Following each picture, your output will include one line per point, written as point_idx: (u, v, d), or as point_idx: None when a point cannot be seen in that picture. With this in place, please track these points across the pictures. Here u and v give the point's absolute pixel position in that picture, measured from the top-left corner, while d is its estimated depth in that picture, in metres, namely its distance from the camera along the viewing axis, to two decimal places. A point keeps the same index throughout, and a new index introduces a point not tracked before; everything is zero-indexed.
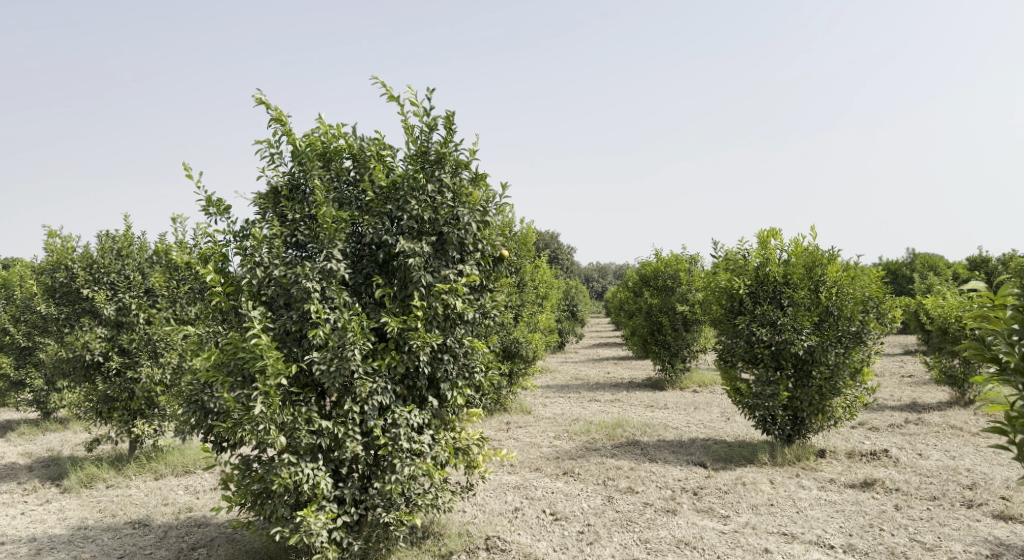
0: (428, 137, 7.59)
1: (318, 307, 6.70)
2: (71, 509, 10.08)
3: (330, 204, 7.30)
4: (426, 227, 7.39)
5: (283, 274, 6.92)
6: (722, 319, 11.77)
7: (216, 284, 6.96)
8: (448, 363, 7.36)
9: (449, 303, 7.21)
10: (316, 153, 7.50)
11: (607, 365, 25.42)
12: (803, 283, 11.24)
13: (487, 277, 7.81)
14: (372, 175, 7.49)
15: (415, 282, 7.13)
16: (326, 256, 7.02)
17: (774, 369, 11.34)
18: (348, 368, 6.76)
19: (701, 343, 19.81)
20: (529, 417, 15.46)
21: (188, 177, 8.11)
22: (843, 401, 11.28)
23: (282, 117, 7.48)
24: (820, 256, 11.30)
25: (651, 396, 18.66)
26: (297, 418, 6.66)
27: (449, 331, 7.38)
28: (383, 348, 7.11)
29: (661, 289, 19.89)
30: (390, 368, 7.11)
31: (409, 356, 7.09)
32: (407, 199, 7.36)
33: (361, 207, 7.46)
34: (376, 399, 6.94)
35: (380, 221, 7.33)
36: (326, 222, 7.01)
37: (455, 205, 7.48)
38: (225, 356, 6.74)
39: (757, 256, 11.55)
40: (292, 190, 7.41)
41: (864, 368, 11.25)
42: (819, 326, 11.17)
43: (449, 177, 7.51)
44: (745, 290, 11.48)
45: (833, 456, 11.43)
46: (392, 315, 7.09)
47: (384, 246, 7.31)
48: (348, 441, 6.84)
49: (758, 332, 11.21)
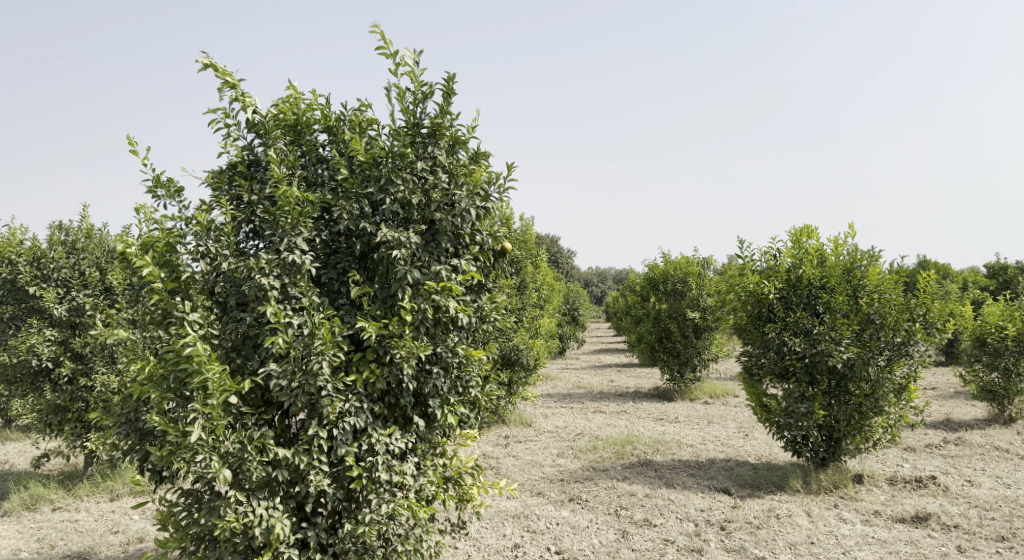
0: (420, 106, 6.27)
1: (275, 307, 5.40)
2: (5, 538, 8.79)
3: (296, 185, 6.01)
4: (414, 213, 6.10)
5: (235, 268, 5.61)
6: (748, 327, 10.53)
7: (155, 280, 5.63)
8: (438, 377, 6.12)
9: (440, 305, 5.95)
10: (283, 124, 6.23)
11: (611, 373, 24.12)
12: (841, 287, 9.99)
13: (485, 274, 6.55)
14: (349, 151, 6.19)
15: (399, 279, 5.85)
16: (288, 247, 5.71)
17: (807, 384, 10.08)
18: (313, 384, 5.45)
19: (713, 351, 18.54)
20: (530, 431, 14.18)
21: (132, 152, 6.83)
22: (885, 421, 10.06)
23: (235, 81, 6.20)
24: (861, 258, 10.08)
25: (660, 409, 17.39)
26: (248, 447, 5.34)
27: (438, 339, 6.15)
28: (359, 359, 5.82)
29: (670, 293, 18.60)
30: (367, 384, 5.83)
31: (391, 368, 5.82)
32: (391, 179, 6.06)
33: (336, 190, 6.17)
34: (347, 422, 5.63)
35: (357, 205, 6.03)
36: (291, 207, 5.71)
37: (449, 187, 6.19)
38: (163, 368, 5.45)
39: (791, 255, 10.31)
40: (250, 169, 6.11)
41: (910, 385, 10.01)
42: (859, 336, 9.95)
43: (443, 154, 6.21)
44: (775, 294, 10.20)
45: (873, 482, 10.18)
46: (369, 319, 5.82)
47: (363, 236, 6.02)
48: (313, 475, 5.56)
49: (790, 342, 9.96)
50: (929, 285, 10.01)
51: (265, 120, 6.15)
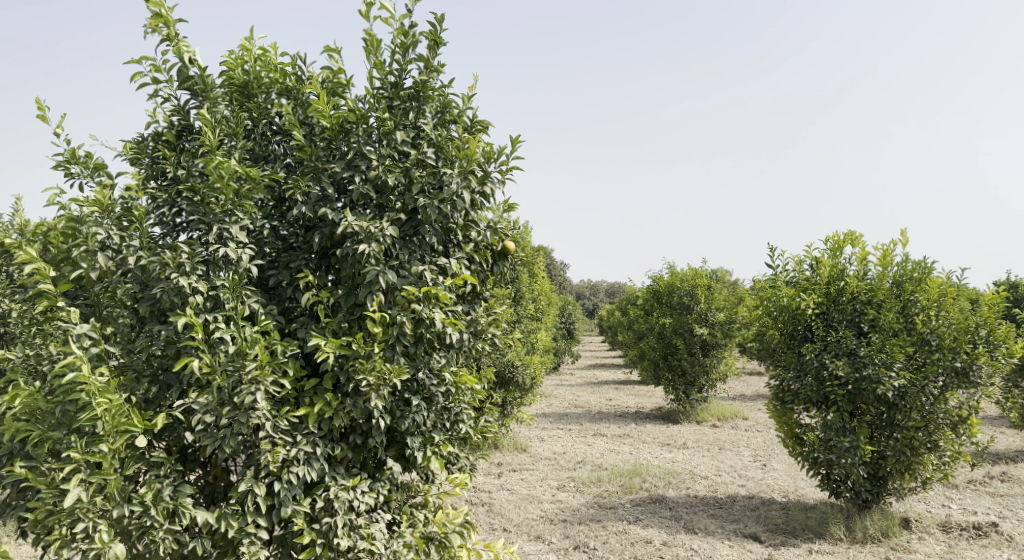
0: (403, 60, 4.84)
1: (192, 318, 3.96)
2: None
3: (238, 158, 4.55)
4: (390, 199, 4.69)
5: (145, 262, 4.13)
6: (782, 348, 9.18)
7: (43, 279, 4.13)
8: (418, 410, 4.80)
9: (422, 318, 4.56)
10: (228, 84, 4.82)
11: (608, 390, 22.67)
12: (891, 304, 8.64)
13: (480, 280, 5.18)
14: (308, 115, 4.73)
15: (367, 284, 4.46)
16: (219, 238, 4.27)
17: (849, 415, 8.72)
18: (246, 423, 4.04)
19: (722, 370, 17.12)
20: (526, 458, 12.73)
21: (39, 115, 5.04)
22: (940, 460, 8.68)
23: (169, 17, 4.70)
24: (912, 269, 8.75)
25: (666, 432, 15.99)
26: (154, 510, 3.93)
27: (418, 362, 4.78)
28: (313, 388, 4.42)
29: (675, 307, 17.19)
30: (325, 421, 4.44)
31: (355, 400, 4.44)
32: (361, 152, 4.63)
33: (291, 168, 4.73)
34: (294, 472, 4.24)
35: (316, 186, 4.58)
36: (224, 183, 4.26)
37: (437, 163, 4.75)
38: (43, 401, 3.99)
39: (831, 266, 8.95)
40: (178, 137, 4.63)
41: (972, 418, 8.63)
42: (911, 360, 8.57)
43: (429, 123, 4.77)
44: (813, 310, 8.85)
45: (923, 528, 8.81)
46: (328, 335, 4.43)
47: (324, 226, 4.60)
48: (247, 544, 4.16)
49: (831, 365, 8.57)
50: (992, 300, 8.66)
51: (203, 74, 4.71)
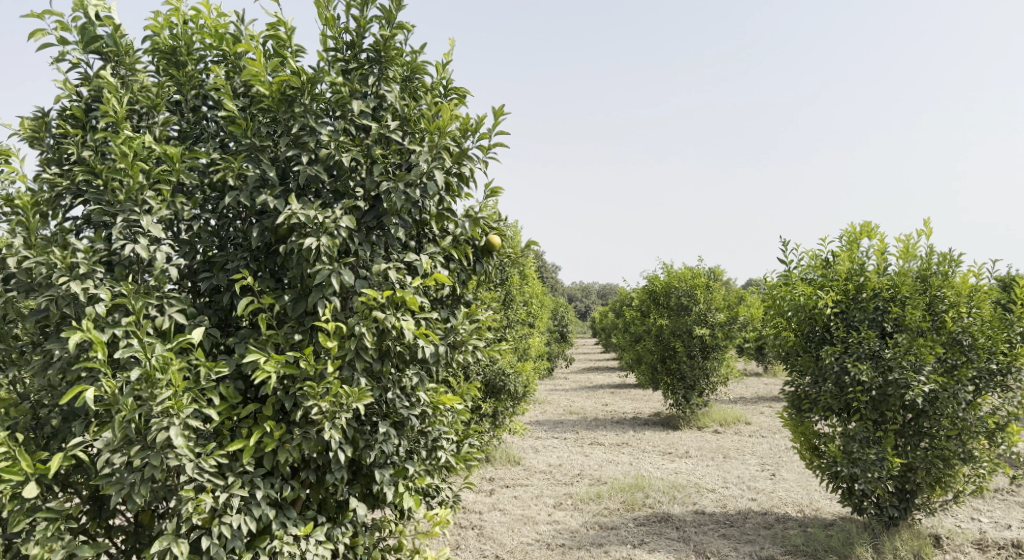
0: (362, 15, 3.99)
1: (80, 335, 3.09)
2: None
3: (159, 135, 3.70)
4: (347, 184, 3.86)
5: (30, 265, 3.28)
6: (798, 351, 8.39)
7: None
8: (386, 439, 3.98)
9: (387, 328, 3.73)
10: (151, 49, 3.95)
11: (604, 395, 21.84)
12: (917, 300, 7.83)
13: (461, 280, 4.35)
14: (246, 83, 3.88)
15: (318, 288, 3.64)
16: (127, 234, 3.42)
17: (874, 424, 7.91)
18: (159, 464, 3.20)
19: (723, 373, 16.31)
20: (520, 472, 11.87)
21: None
22: (975, 471, 7.89)
23: None
24: (940, 262, 7.94)
25: (666, 440, 15.17)
26: None
27: (385, 381, 3.95)
28: (253, 416, 3.59)
29: (673, 308, 16.38)
30: (268, 457, 3.61)
31: (304, 431, 3.60)
32: (310, 126, 3.78)
33: (226, 147, 3.88)
34: (227, 522, 3.41)
35: (255, 168, 3.73)
36: (132, 164, 3.41)
37: (403, 139, 3.91)
38: None
39: (849, 261, 8.14)
40: (87, 111, 3.76)
41: (1010, 424, 7.84)
42: (942, 362, 7.78)
43: (394, 91, 3.93)
44: (831, 309, 8.04)
45: (957, 546, 8.02)
46: (270, 351, 3.60)
47: (266, 218, 3.76)
48: None
49: (854, 370, 7.73)
50: None
51: (114, 34, 3.76)
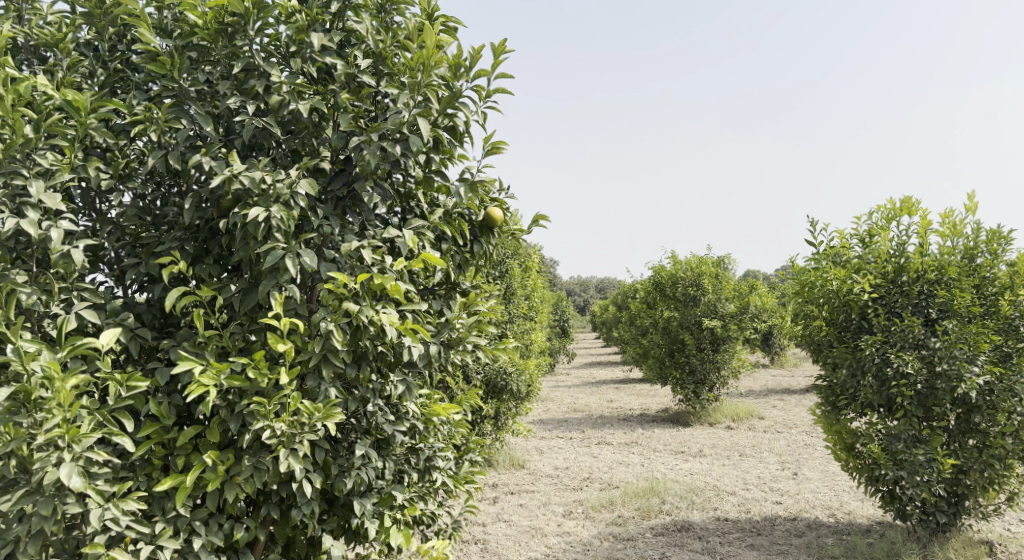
0: None
1: None
2: None
3: (61, 81, 2.88)
4: (307, 143, 3.04)
5: None
6: (832, 342, 7.56)
7: None
8: (365, 464, 3.16)
9: (360, 323, 2.91)
10: None
11: (609, 390, 21.02)
12: (966, 283, 7.02)
13: (457, 263, 3.53)
14: (177, 15, 3.07)
15: (270, 273, 2.82)
16: (12, 206, 2.59)
17: (920, 421, 7.10)
18: (52, 512, 2.38)
19: (735, 366, 15.49)
20: (525, 477, 11.05)
21: None
22: None
23: None
24: (988, 240, 7.15)
25: (678, 438, 14.37)
26: None
27: (363, 391, 3.14)
28: (189, 441, 2.77)
29: (680, 299, 15.55)
30: (210, 493, 2.79)
31: (256, 460, 2.78)
32: (257, 67, 2.96)
33: (153, 98, 3.06)
34: None
35: (187, 120, 2.91)
36: (14, 112, 2.59)
37: (377, 83, 3.10)
38: None
39: (887, 242, 7.33)
40: None
41: None
42: (996, 350, 7.02)
43: (364, 22, 3.11)
44: (868, 295, 7.22)
45: (1013, 554, 7.25)
46: (210, 356, 2.78)
47: (204, 184, 2.94)
48: None
49: (898, 362, 6.92)
50: None
51: None
